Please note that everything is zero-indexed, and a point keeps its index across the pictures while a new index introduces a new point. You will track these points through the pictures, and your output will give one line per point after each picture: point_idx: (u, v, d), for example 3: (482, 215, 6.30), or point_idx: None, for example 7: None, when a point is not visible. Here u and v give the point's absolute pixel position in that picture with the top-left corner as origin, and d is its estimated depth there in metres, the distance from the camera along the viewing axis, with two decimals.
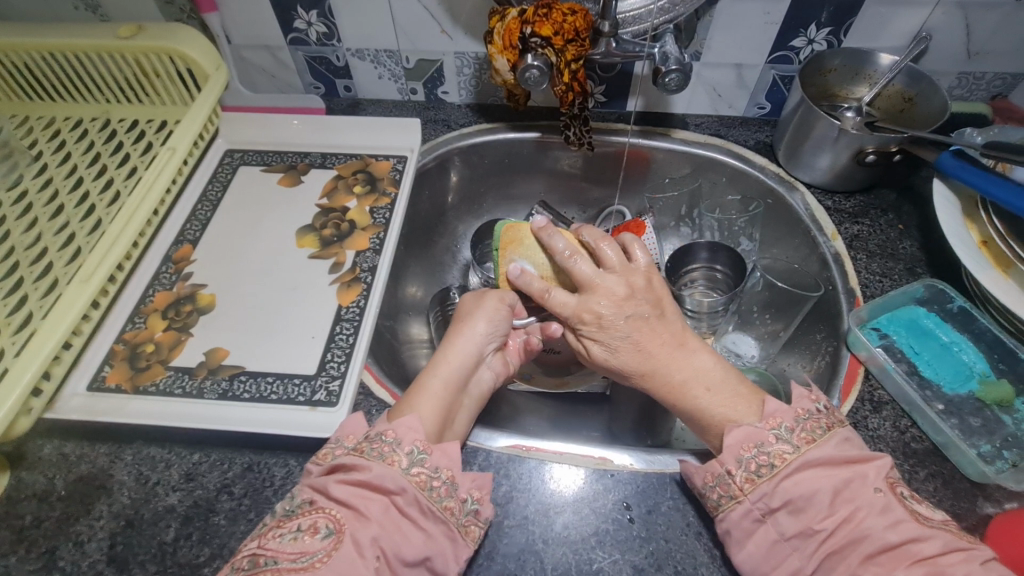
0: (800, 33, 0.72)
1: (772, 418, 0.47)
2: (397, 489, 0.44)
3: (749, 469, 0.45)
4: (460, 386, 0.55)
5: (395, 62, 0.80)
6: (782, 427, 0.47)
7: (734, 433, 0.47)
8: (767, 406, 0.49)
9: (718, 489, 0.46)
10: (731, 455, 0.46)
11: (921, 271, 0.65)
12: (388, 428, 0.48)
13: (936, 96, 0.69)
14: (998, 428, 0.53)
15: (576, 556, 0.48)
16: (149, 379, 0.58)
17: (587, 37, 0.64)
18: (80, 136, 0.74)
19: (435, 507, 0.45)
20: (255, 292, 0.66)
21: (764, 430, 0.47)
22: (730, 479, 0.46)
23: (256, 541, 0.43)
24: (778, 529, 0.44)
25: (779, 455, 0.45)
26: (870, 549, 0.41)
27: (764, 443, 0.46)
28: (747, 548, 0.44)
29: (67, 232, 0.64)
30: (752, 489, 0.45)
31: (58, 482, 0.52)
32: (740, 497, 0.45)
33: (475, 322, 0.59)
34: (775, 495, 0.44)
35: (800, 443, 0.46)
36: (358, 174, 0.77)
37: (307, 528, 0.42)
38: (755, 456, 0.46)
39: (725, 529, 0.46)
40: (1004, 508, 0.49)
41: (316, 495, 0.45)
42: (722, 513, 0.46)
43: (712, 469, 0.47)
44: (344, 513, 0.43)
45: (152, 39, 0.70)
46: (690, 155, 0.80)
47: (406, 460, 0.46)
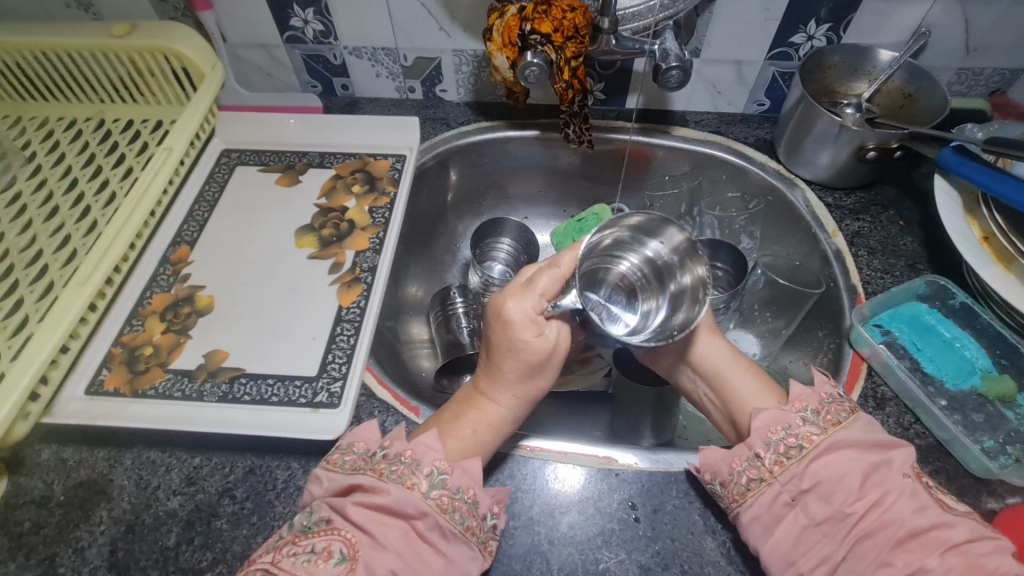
0: (800, 30, 0.71)
1: (797, 402, 0.48)
2: (416, 514, 0.44)
3: (777, 452, 0.46)
4: (507, 428, 0.53)
5: (393, 60, 0.80)
6: (808, 410, 0.47)
7: (762, 415, 0.48)
8: (792, 389, 0.49)
9: (747, 472, 0.46)
10: (759, 438, 0.47)
11: (923, 267, 0.65)
12: (406, 448, 0.47)
13: (936, 92, 0.69)
14: (1001, 424, 0.54)
15: (583, 556, 0.48)
16: (148, 383, 0.58)
17: (587, 34, 0.64)
18: (74, 136, 0.73)
19: (457, 530, 0.45)
20: (253, 292, 0.65)
21: (791, 412, 0.47)
22: (759, 461, 0.46)
23: (270, 554, 0.43)
24: (807, 514, 0.44)
25: (807, 437, 0.46)
26: (898, 534, 0.41)
27: (791, 425, 0.47)
28: (775, 536, 0.44)
29: (63, 234, 0.63)
30: (782, 471, 0.45)
31: (57, 488, 0.52)
32: (770, 480, 0.45)
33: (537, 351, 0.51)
34: (805, 477, 0.44)
35: (826, 425, 0.46)
36: (357, 173, 0.76)
37: (322, 551, 0.42)
38: (783, 439, 0.46)
39: (749, 517, 0.45)
40: (1008, 503, 0.49)
41: (334, 514, 0.44)
42: (749, 499, 0.45)
43: (740, 453, 0.47)
44: (360, 538, 0.43)
45: (146, 38, 0.69)
46: (690, 153, 0.80)
47: (426, 483, 0.46)
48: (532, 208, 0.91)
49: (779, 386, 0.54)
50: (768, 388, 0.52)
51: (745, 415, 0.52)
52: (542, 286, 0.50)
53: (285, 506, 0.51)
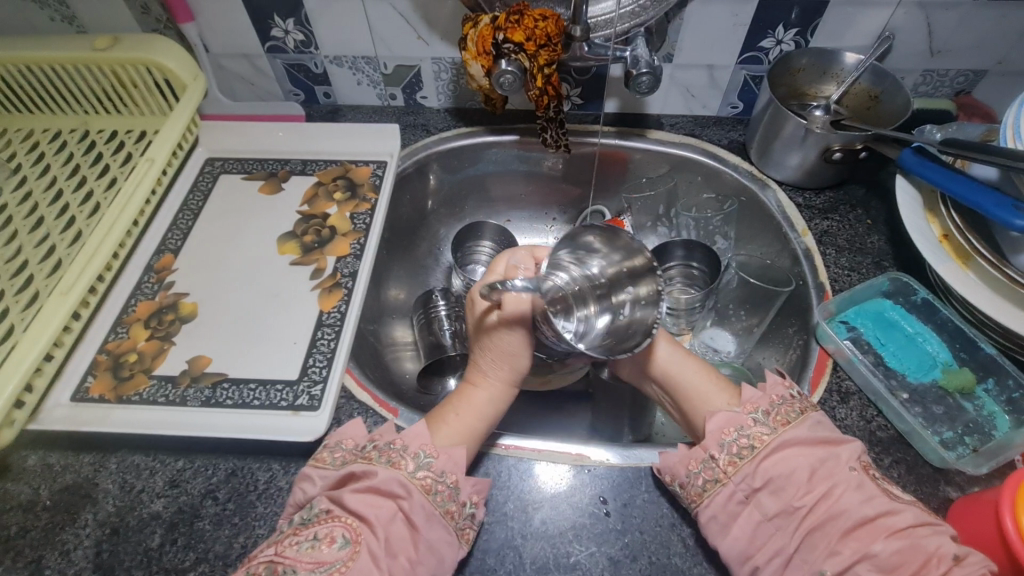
0: (768, 34, 0.73)
1: (749, 404, 0.50)
2: (404, 494, 0.47)
3: (730, 452, 0.48)
4: (495, 417, 0.56)
5: (373, 68, 0.81)
6: (759, 411, 0.49)
7: (717, 417, 0.50)
8: (745, 393, 0.51)
9: (703, 474, 0.48)
10: (713, 440, 0.49)
11: (888, 264, 0.67)
12: (396, 436, 0.50)
13: (899, 94, 0.71)
14: (959, 415, 0.55)
15: (554, 550, 0.50)
16: (132, 389, 0.59)
17: (559, 42, 0.66)
18: (59, 147, 0.75)
19: (438, 510, 0.47)
20: (234, 298, 0.67)
21: (743, 414, 0.49)
22: (714, 463, 0.48)
23: (273, 547, 0.44)
24: (760, 510, 0.46)
25: (758, 437, 0.48)
26: (847, 523, 0.43)
27: (742, 426, 0.49)
28: (731, 534, 0.45)
29: (48, 245, 0.64)
30: (735, 471, 0.47)
31: (43, 492, 0.53)
32: (724, 480, 0.47)
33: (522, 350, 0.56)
34: (756, 476, 0.46)
35: (776, 425, 0.48)
36: (338, 180, 0.77)
37: (324, 537, 0.44)
38: (736, 440, 0.48)
39: (710, 515, 0.46)
40: (964, 492, 0.51)
41: (334, 505, 0.46)
42: (705, 500, 0.47)
43: (696, 455, 0.48)
44: (359, 523, 0.45)
45: (129, 51, 0.71)
46: (666, 155, 0.81)
47: (412, 463, 0.49)
48: (513, 211, 0.93)
49: (734, 387, 0.55)
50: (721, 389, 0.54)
51: (700, 417, 0.53)
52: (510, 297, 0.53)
53: (266, 506, 0.52)
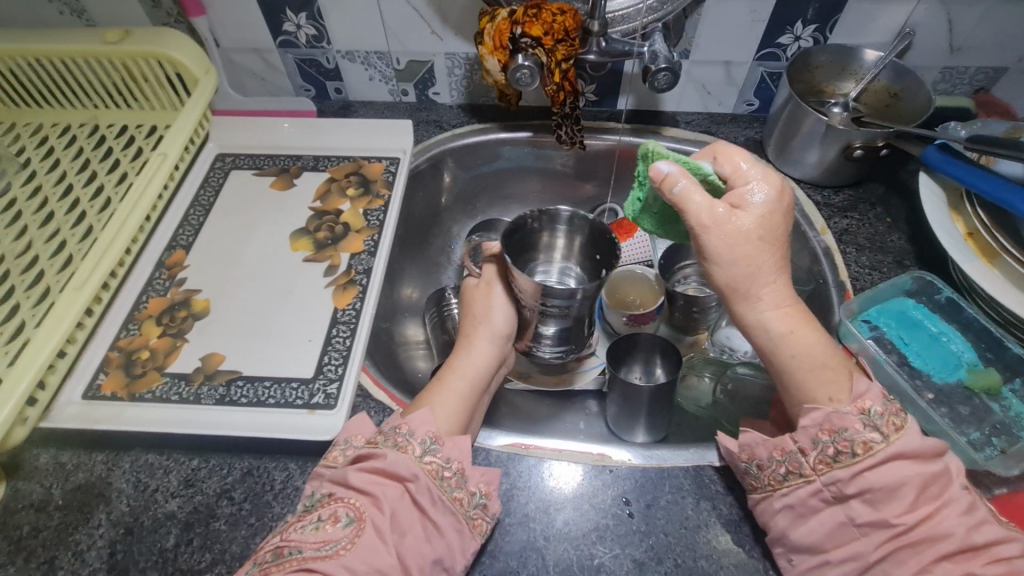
0: (786, 30, 0.72)
1: (861, 401, 0.46)
2: (409, 476, 0.46)
3: (824, 452, 0.45)
4: (482, 381, 0.58)
5: (386, 64, 0.80)
6: (870, 412, 0.45)
7: (812, 414, 0.46)
8: (858, 386, 0.47)
9: (787, 464, 0.47)
10: (806, 435, 0.46)
11: (910, 263, 0.66)
12: (402, 422, 0.49)
13: (920, 91, 0.70)
14: (987, 416, 0.55)
15: (577, 552, 0.49)
16: (145, 387, 0.58)
17: (577, 37, 0.65)
18: (69, 142, 0.74)
19: (445, 497, 0.46)
20: (247, 294, 0.66)
21: (852, 414, 0.45)
22: (802, 458, 0.46)
23: (279, 535, 0.44)
24: (847, 513, 0.44)
25: (865, 444, 0.44)
26: (949, 547, 0.41)
27: (847, 429, 0.45)
28: (809, 523, 0.45)
29: (58, 240, 0.63)
30: (825, 471, 0.45)
31: (55, 492, 0.52)
32: (811, 476, 0.46)
33: (496, 317, 0.64)
34: (849, 482, 0.44)
35: (888, 431, 0.44)
36: (351, 176, 0.77)
37: (328, 517, 0.43)
38: (834, 441, 0.45)
39: (785, 504, 0.46)
40: (994, 493, 0.50)
41: (336, 487, 0.46)
42: (785, 488, 0.47)
43: (784, 445, 0.47)
44: (363, 501, 0.45)
45: (140, 43, 0.70)
46: (681, 153, 0.81)
47: (419, 448, 0.48)
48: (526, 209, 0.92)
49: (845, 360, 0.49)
50: (833, 373, 0.47)
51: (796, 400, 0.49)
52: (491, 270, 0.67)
53: (283, 506, 0.51)
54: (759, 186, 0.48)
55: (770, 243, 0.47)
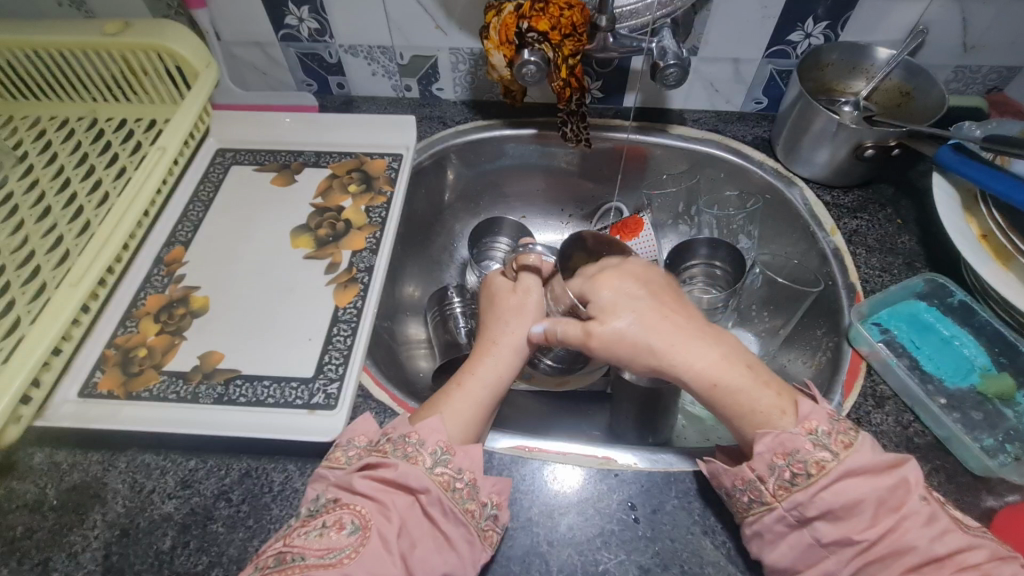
0: (797, 27, 0.71)
1: (807, 422, 0.46)
2: (420, 488, 0.45)
3: (782, 477, 0.45)
4: (501, 391, 0.55)
5: (389, 58, 0.79)
6: (818, 433, 0.45)
7: (765, 440, 0.46)
8: (802, 407, 0.47)
9: (749, 493, 0.46)
10: (762, 462, 0.45)
11: (920, 265, 0.65)
12: (411, 430, 0.48)
13: (933, 90, 0.69)
14: (999, 422, 0.53)
15: (582, 558, 0.48)
16: (142, 385, 0.57)
17: (585, 32, 0.64)
18: (67, 135, 0.72)
19: (457, 509, 0.45)
20: (247, 292, 0.65)
21: (801, 435, 0.45)
22: (761, 485, 0.45)
23: (281, 540, 0.43)
24: (814, 534, 0.43)
25: (818, 463, 0.44)
26: (915, 560, 0.40)
27: (799, 450, 0.45)
28: (780, 548, 0.44)
29: (55, 235, 0.62)
30: (785, 496, 0.44)
31: (50, 492, 0.51)
32: (773, 503, 0.45)
33: (527, 328, 0.59)
34: (810, 505, 0.43)
35: (837, 448, 0.44)
36: (353, 173, 0.75)
37: (333, 524, 0.42)
38: (789, 465, 0.44)
39: (755, 530, 0.46)
40: (1006, 500, 0.49)
41: (341, 493, 0.45)
42: (752, 515, 0.46)
43: (743, 473, 0.46)
44: (370, 508, 0.44)
45: (140, 36, 0.69)
46: (688, 151, 0.79)
47: (431, 459, 0.46)
48: (529, 208, 0.91)
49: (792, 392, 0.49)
50: (770, 403, 0.48)
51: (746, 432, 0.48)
52: (529, 279, 0.61)
53: (282, 508, 0.50)
54: (605, 292, 0.55)
55: (653, 326, 0.52)
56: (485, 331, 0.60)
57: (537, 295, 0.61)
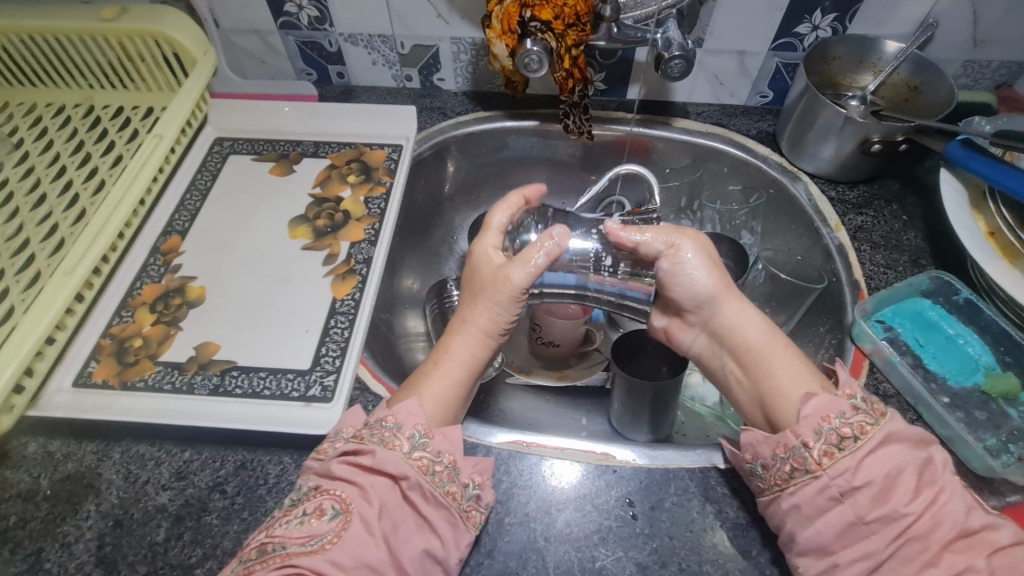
0: (804, 19, 0.70)
1: (847, 387, 0.47)
2: (399, 474, 0.44)
3: (828, 442, 0.44)
4: (479, 368, 0.54)
5: (389, 48, 0.78)
6: (857, 396, 0.47)
7: (815, 403, 0.46)
8: (840, 375, 0.49)
9: (792, 461, 0.45)
10: (809, 427, 0.45)
11: (926, 262, 0.65)
12: (388, 414, 0.48)
13: (942, 85, 0.68)
14: (1004, 422, 0.53)
15: (579, 554, 0.47)
16: (138, 375, 0.57)
17: (588, 22, 0.63)
18: (63, 122, 0.72)
19: (438, 492, 0.44)
20: (243, 282, 0.64)
21: (844, 397, 0.47)
22: (806, 452, 0.45)
23: (265, 531, 0.43)
24: (856, 511, 0.42)
25: (861, 427, 0.44)
26: (949, 535, 0.41)
27: (844, 413, 0.45)
28: (815, 526, 0.43)
29: (51, 223, 0.62)
30: (831, 463, 0.44)
31: (44, 482, 0.51)
32: (817, 471, 0.44)
33: (510, 308, 0.53)
34: (857, 472, 0.43)
35: (877, 414, 0.45)
36: (352, 163, 0.75)
37: (314, 511, 0.43)
38: (835, 429, 0.45)
39: (786, 510, 0.44)
40: (1008, 501, 0.49)
41: (322, 480, 0.45)
42: (792, 486, 0.45)
43: (786, 440, 0.46)
44: (350, 493, 0.44)
45: (138, 22, 0.68)
46: (691, 145, 0.78)
47: (408, 444, 0.46)
48: None
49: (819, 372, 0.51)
50: (807, 372, 0.50)
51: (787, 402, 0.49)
52: (538, 260, 0.52)
53: (276, 500, 0.50)
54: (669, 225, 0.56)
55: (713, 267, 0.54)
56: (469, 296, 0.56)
57: (516, 275, 0.52)
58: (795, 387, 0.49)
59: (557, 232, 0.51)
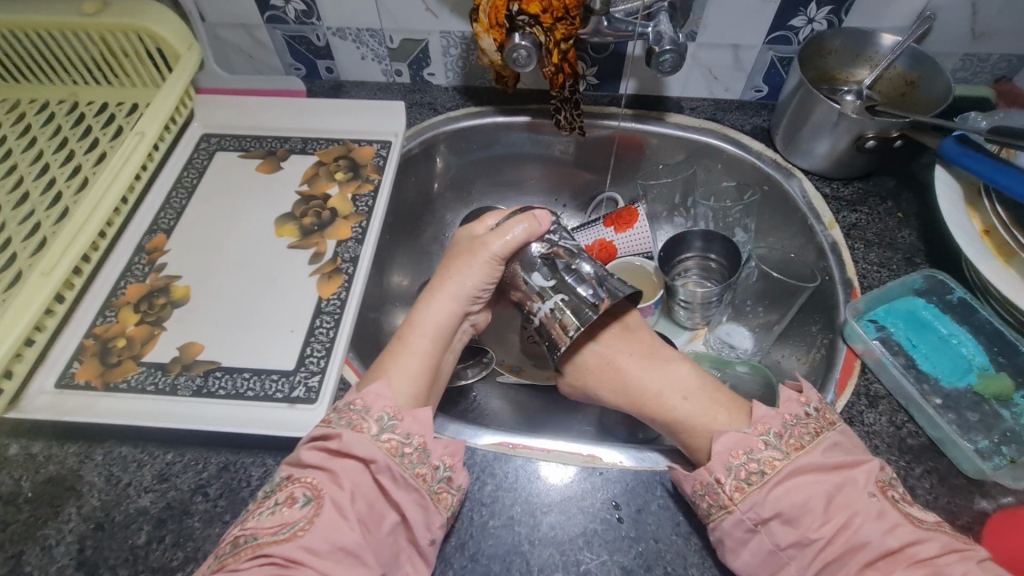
0: (800, 12, 0.69)
1: (761, 424, 0.48)
2: (368, 457, 0.46)
3: (738, 478, 0.45)
4: (443, 339, 0.57)
5: (378, 42, 0.77)
6: (771, 433, 0.47)
7: (724, 440, 0.47)
8: (756, 411, 0.49)
9: (708, 498, 0.45)
10: (720, 463, 0.46)
11: (920, 261, 0.64)
12: (357, 398, 0.50)
13: (939, 79, 0.66)
14: (996, 423, 0.52)
15: (563, 557, 0.47)
16: (120, 376, 0.56)
17: (578, 15, 0.61)
18: (47, 119, 0.71)
19: (407, 473, 0.46)
20: (228, 281, 0.63)
21: (754, 436, 0.47)
22: (720, 488, 0.45)
23: (237, 526, 0.44)
24: (773, 539, 0.44)
25: (769, 462, 0.46)
26: (870, 555, 0.41)
27: (753, 449, 0.46)
28: (742, 558, 0.44)
29: (32, 222, 0.61)
30: (742, 498, 0.45)
31: (25, 484, 0.50)
32: (730, 507, 0.44)
33: (478, 276, 0.58)
34: (766, 505, 0.44)
35: (790, 449, 0.46)
36: (340, 160, 0.74)
37: (285, 500, 0.44)
38: (745, 464, 0.46)
39: (717, 538, 0.45)
40: (999, 504, 0.48)
41: (293, 470, 0.47)
42: (712, 523, 0.45)
43: (701, 477, 0.46)
44: (321, 479, 0.45)
45: (119, 16, 0.66)
46: (685, 140, 0.77)
47: (376, 427, 0.47)
48: (522, 197, 0.88)
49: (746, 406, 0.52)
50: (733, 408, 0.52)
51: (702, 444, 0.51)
52: (515, 232, 0.57)
53: None
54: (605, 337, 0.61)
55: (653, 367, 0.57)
56: (447, 263, 0.60)
57: (494, 243, 0.57)
58: (713, 429, 0.51)
59: (539, 214, 0.58)
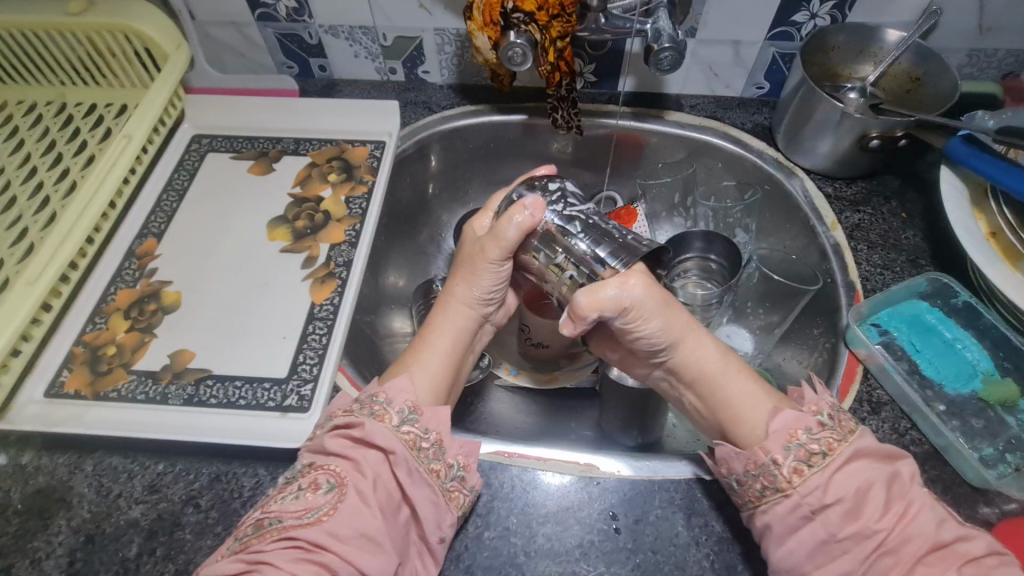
0: (802, 7, 0.67)
1: (813, 404, 0.46)
2: (389, 448, 0.45)
3: (796, 459, 0.43)
4: (464, 337, 0.56)
5: (371, 39, 0.75)
6: (824, 413, 0.45)
7: (783, 418, 0.45)
8: (805, 393, 0.47)
9: (763, 479, 0.43)
10: (778, 443, 0.44)
11: (924, 262, 0.62)
12: (380, 390, 0.49)
13: (945, 76, 0.65)
14: (1002, 430, 0.51)
15: (560, 569, 0.46)
16: (110, 385, 0.55)
17: (574, 13, 0.60)
18: (35, 121, 0.69)
19: (422, 468, 0.45)
20: (219, 287, 0.62)
21: (808, 415, 0.45)
22: (776, 470, 0.43)
23: (260, 509, 0.44)
24: (828, 528, 0.41)
25: (829, 443, 0.43)
26: (919, 549, 0.39)
27: (811, 429, 0.44)
28: (788, 545, 0.42)
29: (20, 227, 0.60)
30: (801, 482, 0.42)
31: (14, 495, 0.50)
32: (787, 491, 0.42)
33: (486, 279, 0.55)
34: (826, 489, 0.42)
35: (844, 431, 0.44)
36: (333, 161, 0.72)
37: (309, 485, 0.43)
38: (803, 445, 0.43)
39: (767, 522, 0.43)
40: (1003, 512, 0.47)
41: (316, 456, 0.46)
42: (765, 504, 0.43)
43: (756, 457, 0.44)
44: (345, 467, 0.44)
45: (105, 16, 0.65)
46: (685, 139, 0.76)
47: (398, 417, 0.47)
48: None
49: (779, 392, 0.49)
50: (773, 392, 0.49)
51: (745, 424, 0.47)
52: (509, 233, 0.52)
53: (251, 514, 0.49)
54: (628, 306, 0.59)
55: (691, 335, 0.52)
56: (455, 268, 0.57)
57: (494, 248, 0.53)
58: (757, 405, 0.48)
59: (530, 202, 0.52)
